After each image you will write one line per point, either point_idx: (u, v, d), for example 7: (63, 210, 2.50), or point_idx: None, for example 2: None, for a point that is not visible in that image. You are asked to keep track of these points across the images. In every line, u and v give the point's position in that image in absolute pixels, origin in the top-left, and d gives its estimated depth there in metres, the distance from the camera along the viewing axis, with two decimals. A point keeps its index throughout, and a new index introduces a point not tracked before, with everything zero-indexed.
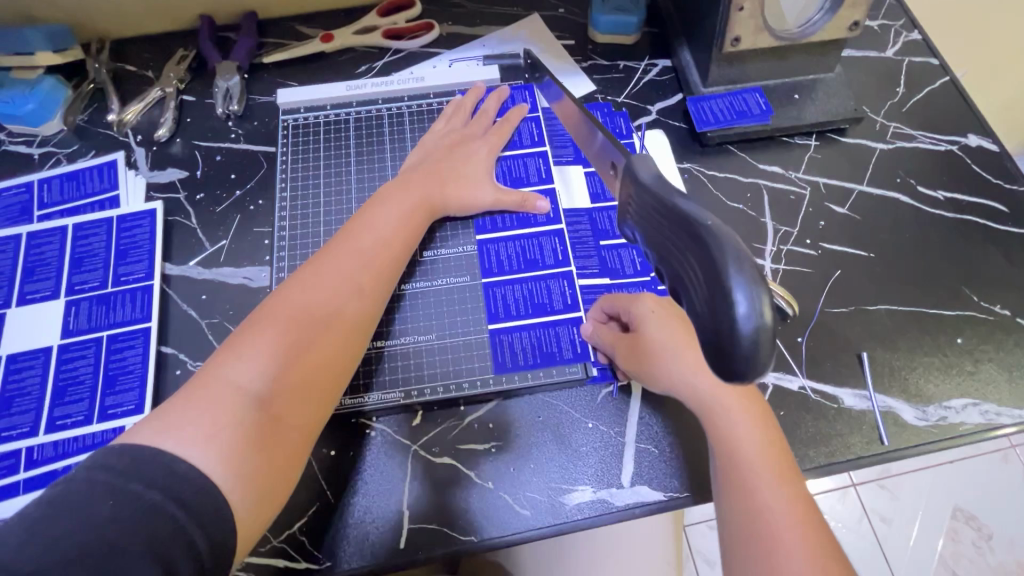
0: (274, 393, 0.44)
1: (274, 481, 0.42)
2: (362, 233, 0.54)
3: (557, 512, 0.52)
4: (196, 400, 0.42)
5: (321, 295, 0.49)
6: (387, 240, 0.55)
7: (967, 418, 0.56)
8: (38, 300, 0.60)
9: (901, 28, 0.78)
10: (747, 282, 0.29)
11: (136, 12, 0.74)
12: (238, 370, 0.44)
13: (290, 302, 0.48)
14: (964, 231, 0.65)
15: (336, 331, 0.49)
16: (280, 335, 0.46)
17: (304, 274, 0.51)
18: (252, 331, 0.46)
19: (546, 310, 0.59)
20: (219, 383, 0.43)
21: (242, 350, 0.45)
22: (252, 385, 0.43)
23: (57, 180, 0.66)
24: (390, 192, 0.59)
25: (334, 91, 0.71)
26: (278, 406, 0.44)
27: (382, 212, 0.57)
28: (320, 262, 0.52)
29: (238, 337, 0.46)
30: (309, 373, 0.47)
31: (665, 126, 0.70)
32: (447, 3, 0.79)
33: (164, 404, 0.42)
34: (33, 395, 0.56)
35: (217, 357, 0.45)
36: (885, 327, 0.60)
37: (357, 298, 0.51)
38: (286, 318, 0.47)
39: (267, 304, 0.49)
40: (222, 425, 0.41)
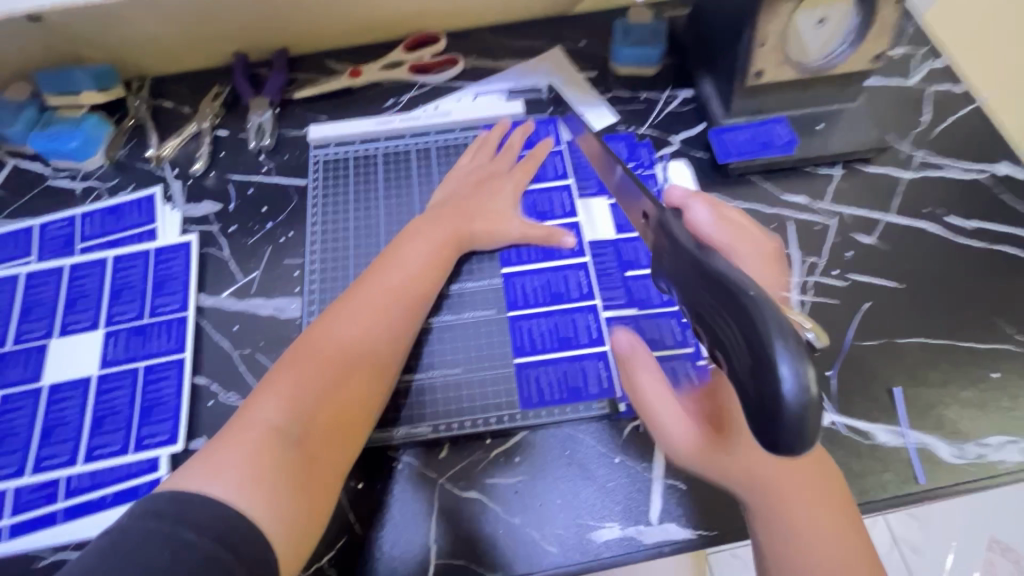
0: (308, 431, 0.45)
1: (310, 518, 0.43)
2: (390, 270, 0.56)
3: (584, 549, 0.51)
4: (236, 439, 0.43)
5: (349, 335, 0.51)
6: (414, 277, 0.56)
7: (1006, 456, 0.54)
8: (79, 331, 0.62)
9: (924, 55, 0.78)
10: (791, 356, 0.32)
11: (175, 51, 0.77)
12: (273, 411, 0.45)
13: (323, 341, 0.50)
14: (996, 261, 0.64)
15: (366, 368, 0.50)
16: (314, 373, 0.48)
17: (333, 312, 0.52)
18: (285, 372, 0.48)
19: (571, 344, 0.59)
20: (255, 425, 0.44)
21: (277, 391, 0.46)
22: (287, 424, 0.45)
23: (98, 214, 0.69)
24: (417, 229, 0.61)
25: (363, 126, 0.73)
26: (311, 443, 0.45)
27: (409, 249, 0.58)
28: (348, 302, 0.53)
29: (271, 378, 0.48)
30: (340, 411, 0.48)
31: (688, 157, 0.71)
32: (471, 37, 0.81)
33: (205, 446, 0.44)
34: (73, 424, 0.57)
35: (252, 399, 0.46)
36: (918, 361, 0.59)
37: (385, 335, 0.52)
38: (317, 358, 0.48)
39: (298, 343, 0.50)
40: (259, 465, 0.42)
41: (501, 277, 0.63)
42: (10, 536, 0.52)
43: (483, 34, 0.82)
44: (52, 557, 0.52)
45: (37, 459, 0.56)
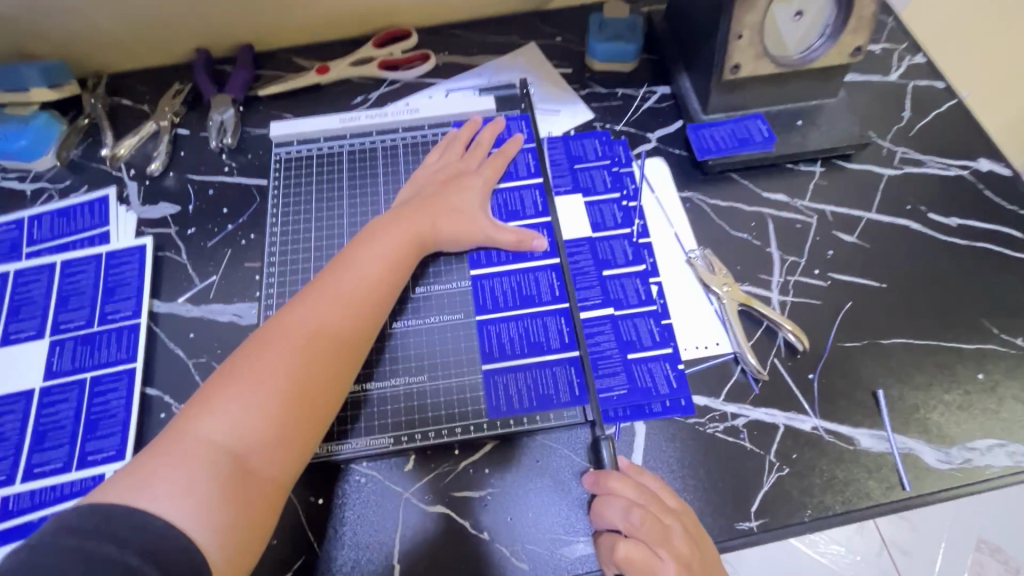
0: (250, 442, 0.43)
1: (249, 534, 0.41)
2: (346, 271, 0.53)
3: (556, 565, 0.49)
4: (170, 451, 0.41)
5: (299, 341, 0.47)
6: (372, 278, 0.53)
7: (993, 461, 0.52)
8: (23, 340, 0.59)
9: (904, 51, 0.76)
10: None
11: (133, 47, 0.74)
12: (213, 424, 0.42)
13: (270, 345, 0.47)
14: (979, 259, 0.62)
15: (316, 375, 0.47)
16: (258, 379, 0.45)
17: (283, 318, 0.49)
18: (227, 380, 0.45)
19: (542, 348, 0.57)
20: (191, 439, 0.42)
21: (219, 398, 0.44)
22: (227, 435, 0.42)
23: (48, 217, 0.66)
24: (376, 229, 0.58)
25: (328, 123, 0.70)
26: (253, 458, 0.43)
27: (367, 250, 0.55)
28: (299, 306, 0.50)
29: (212, 387, 0.45)
30: (286, 422, 0.45)
31: (665, 154, 0.69)
32: (443, 33, 0.79)
33: (136, 461, 0.41)
34: (12, 440, 0.54)
35: (190, 410, 0.43)
36: (902, 363, 0.57)
37: (339, 340, 0.49)
38: (263, 366, 0.45)
39: (243, 349, 0.47)
40: (194, 482, 0.40)
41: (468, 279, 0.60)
42: None
43: (456, 30, 0.79)
44: None
45: None
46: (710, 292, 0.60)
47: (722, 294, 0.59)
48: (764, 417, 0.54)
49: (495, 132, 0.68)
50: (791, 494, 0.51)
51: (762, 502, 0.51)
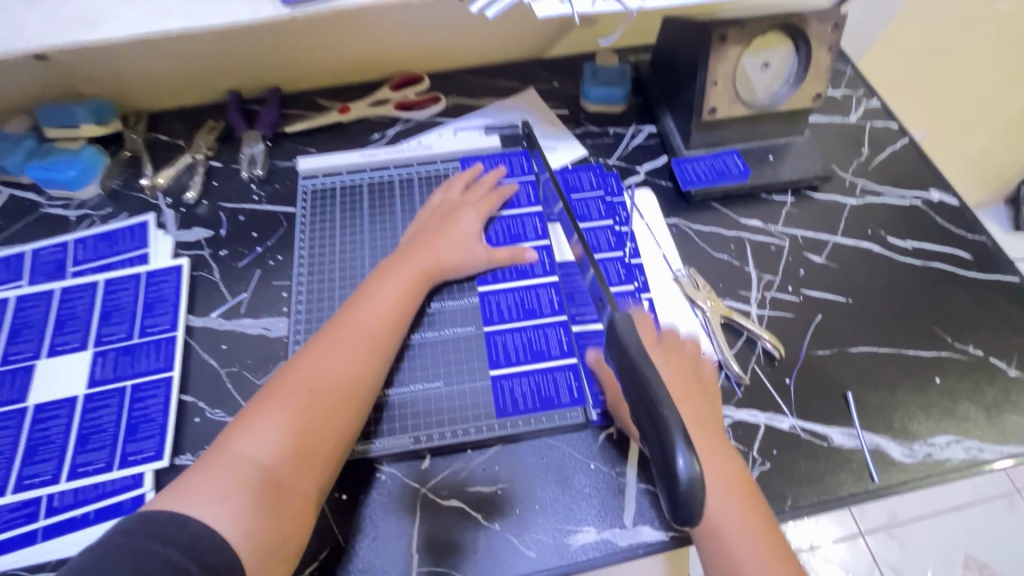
0: (281, 458, 0.48)
1: (280, 540, 0.45)
2: (364, 305, 0.59)
3: (562, 553, 0.53)
4: (212, 466, 0.46)
5: (323, 369, 0.53)
6: (387, 310, 0.59)
7: (951, 454, 0.58)
8: (67, 351, 0.64)
9: (861, 96, 0.86)
10: (686, 448, 0.36)
11: (172, 88, 0.82)
12: (250, 443, 0.48)
13: (298, 372, 0.52)
14: (933, 277, 0.70)
15: (338, 399, 0.52)
16: (288, 402, 0.50)
17: (309, 349, 0.54)
18: (262, 404, 0.50)
19: (544, 356, 0.63)
20: (230, 455, 0.47)
21: (255, 420, 0.49)
22: (262, 452, 0.47)
23: (91, 239, 0.72)
24: (390, 265, 0.64)
25: (349, 158, 0.77)
26: (284, 473, 0.47)
27: (380, 284, 0.61)
28: (323, 337, 0.56)
29: (249, 411, 0.50)
30: (313, 441, 0.50)
31: (653, 185, 0.77)
32: (452, 78, 0.88)
33: (183, 476, 0.46)
34: (57, 443, 0.58)
35: (229, 431, 0.49)
36: (869, 368, 0.63)
37: (358, 368, 0.54)
38: (292, 391, 0.51)
39: (276, 377, 0.53)
40: (233, 495, 0.44)
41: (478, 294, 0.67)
42: None
43: (463, 75, 0.89)
44: None
45: (19, 478, 0.56)
46: (696, 306, 0.66)
47: (706, 308, 0.65)
48: (747, 417, 0.60)
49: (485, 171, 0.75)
50: (773, 486, 0.56)
51: None
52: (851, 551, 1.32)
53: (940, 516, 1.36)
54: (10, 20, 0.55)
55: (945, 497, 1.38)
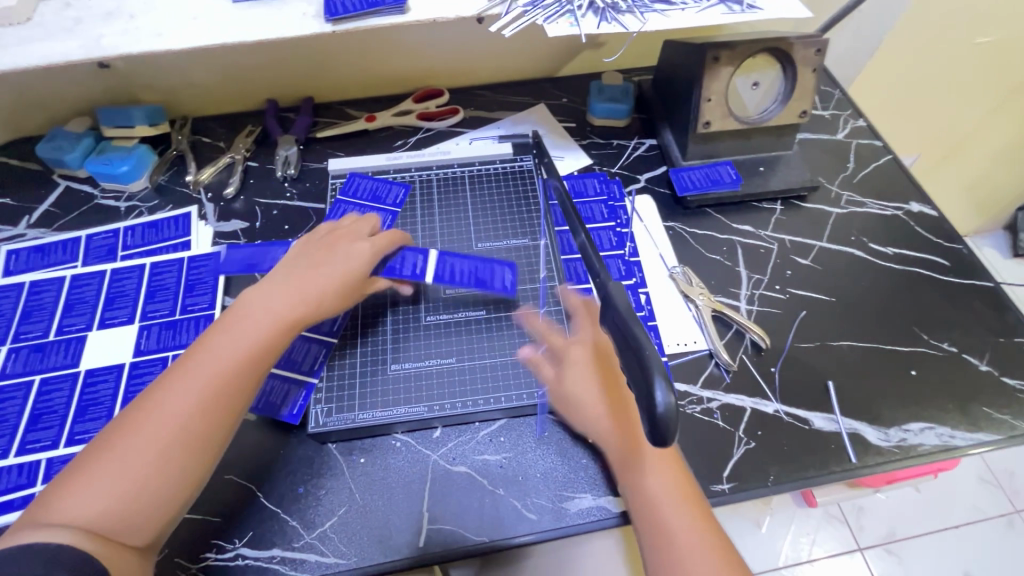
0: (111, 511, 0.46)
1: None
2: (229, 338, 0.54)
3: (559, 516, 0.58)
4: (40, 521, 0.45)
5: (160, 415, 0.50)
6: (246, 342, 0.55)
7: (924, 440, 0.63)
8: (116, 324, 0.70)
9: (848, 116, 0.93)
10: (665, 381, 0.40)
11: (217, 96, 0.91)
12: (77, 495, 0.46)
13: (141, 418, 0.50)
14: (911, 280, 0.75)
15: (183, 440, 0.50)
16: (122, 453, 0.48)
17: (158, 391, 0.51)
18: (92, 458, 0.48)
19: (294, 366, 0.64)
20: (56, 514, 0.45)
21: (85, 476, 0.47)
22: (89, 507, 0.46)
23: (140, 227, 0.79)
24: (260, 299, 0.58)
25: (375, 161, 0.84)
26: (120, 521, 0.46)
27: (248, 318, 0.56)
28: (178, 378, 0.52)
29: (78, 467, 0.48)
30: (152, 486, 0.48)
31: (652, 192, 0.84)
32: (470, 93, 0.96)
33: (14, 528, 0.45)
34: (105, 404, 0.64)
35: (59, 489, 0.47)
36: (849, 360, 0.68)
37: (202, 407, 0.51)
38: (133, 435, 0.49)
39: (117, 426, 0.50)
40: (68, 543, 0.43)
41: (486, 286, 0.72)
42: None
43: (480, 90, 0.97)
44: None
45: (71, 433, 0.62)
46: (689, 301, 0.72)
47: (698, 301, 0.71)
48: (734, 401, 0.65)
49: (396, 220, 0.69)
50: (757, 463, 0.61)
51: (733, 469, 0.61)
52: (849, 565, 1.33)
53: (937, 533, 1.37)
54: (92, 32, 0.63)
55: (942, 514, 1.40)
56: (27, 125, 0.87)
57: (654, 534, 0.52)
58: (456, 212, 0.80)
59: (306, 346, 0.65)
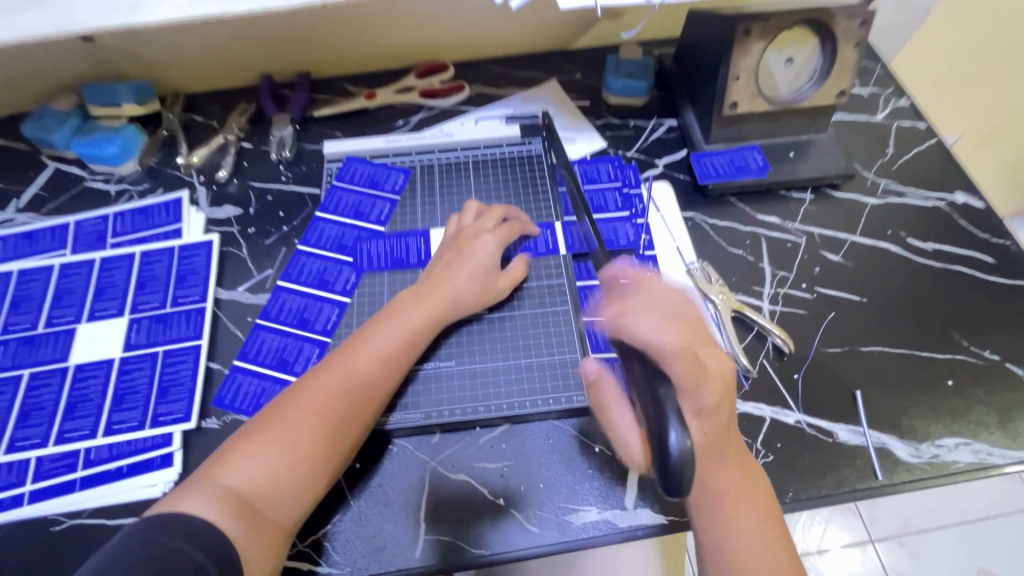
0: (265, 487, 0.49)
1: (260, 556, 0.46)
2: (382, 333, 0.58)
3: (563, 529, 0.55)
4: (199, 487, 0.47)
5: (316, 399, 0.52)
6: (400, 339, 0.58)
7: (959, 457, 0.58)
8: (105, 316, 0.68)
9: (890, 95, 0.85)
10: (679, 424, 0.39)
11: (209, 71, 0.85)
12: (236, 468, 0.49)
13: (298, 400, 0.52)
14: (952, 280, 0.69)
15: (333, 426, 0.52)
16: (280, 433, 0.51)
17: (313, 377, 0.54)
18: (252, 433, 0.51)
19: (287, 367, 0.62)
20: (217, 482, 0.47)
21: (244, 451, 0.50)
22: (249, 480, 0.48)
23: (130, 213, 0.75)
24: (407, 298, 0.61)
25: (373, 143, 0.79)
26: (267, 500, 0.48)
27: (402, 314, 0.59)
28: (334, 363, 0.55)
29: (234, 442, 0.51)
30: (298, 469, 0.50)
31: (671, 178, 0.78)
32: (477, 67, 0.90)
33: (174, 490, 0.48)
34: (94, 401, 0.62)
35: (215, 461, 0.49)
36: (879, 367, 0.63)
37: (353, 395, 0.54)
38: (286, 418, 0.51)
39: (274, 406, 0.52)
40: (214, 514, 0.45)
41: (525, 283, 0.68)
42: (31, 500, 0.57)
43: (488, 65, 0.90)
44: (66, 522, 0.56)
45: (60, 431, 0.60)
46: (707, 300, 0.67)
47: (717, 301, 0.66)
48: (753, 410, 0.61)
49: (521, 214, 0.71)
50: (775, 478, 0.57)
51: None
52: (861, 558, 1.31)
53: (954, 528, 1.34)
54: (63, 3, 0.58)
55: (961, 510, 1.36)
56: (12, 101, 0.83)
57: (710, 513, 0.47)
58: (458, 200, 0.75)
59: (299, 346, 0.63)
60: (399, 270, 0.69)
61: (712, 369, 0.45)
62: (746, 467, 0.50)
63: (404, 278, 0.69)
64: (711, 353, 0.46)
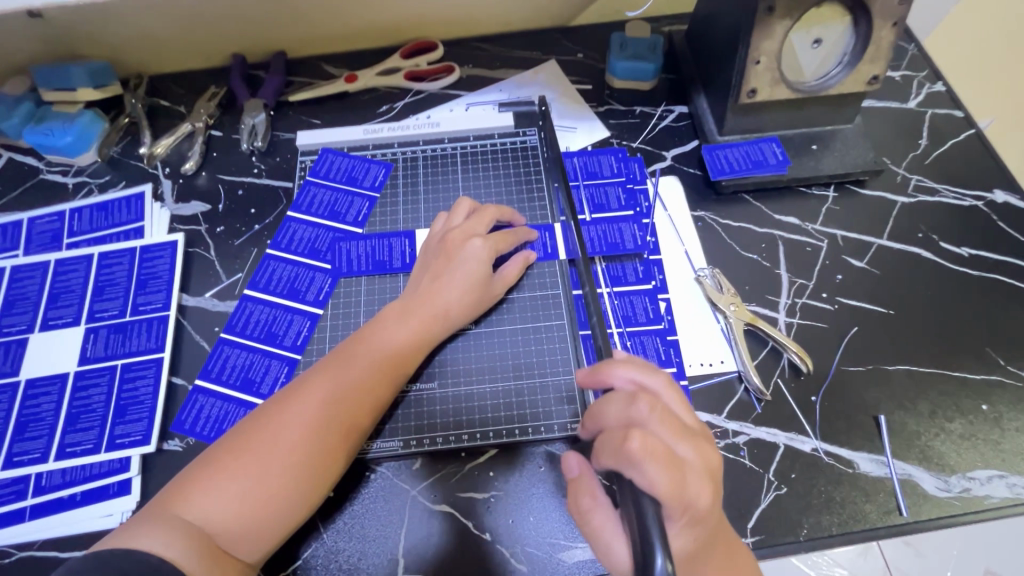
0: (231, 523, 0.43)
1: None
2: (364, 350, 0.52)
3: (554, 569, 0.50)
4: (155, 521, 0.41)
5: (287, 425, 0.46)
6: (383, 357, 0.52)
7: (992, 491, 0.53)
8: (60, 326, 0.62)
9: (924, 80, 0.77)
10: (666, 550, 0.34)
11: (174, 50, 0.78)
12: (199, 501, 0.43)
13: (270, 424, 0.46)
14: (989, 290, 0.62)
15: (310, 454, 0.46)
16: (247, 462, 0.44)
17: (286, 398, 0.48)
18: (216, 462, 0.44)
19: (252, 388, 0.58)
20: (176, 517, 0.41)
21: (208, 482, 0.43)
22: (213, 517, 0.42)
23: (88, 210, 0.69)
24: (393, 311, 0.55)
25: (352, 134, 0.72)
26: (234, 539, 0.43)
27: (386, 330, 0.54)
28: (310, 383, 0.49)
29: (195, 471, 0.44)
30: (272, 504, 0.44)
31: (680, 172, 0.70)
32: (468, 46, 0.82)
33: (124, 523, 0.42)
34: (47, 420, 0.57)
35: (174, 492, 0.43)
36: (906, 388, 0.57)
37: (332, 419, 0.48)
38: (256, 447, 0.45)
39: (242, 430, 0.46)
40: (174, 551, 0.39)
41: (516, 294, 0.63)
42: None
43: (480, 43, 0.82)
44: (14, 556, 0.51)
45: (9, 454, 0.55)
46: (717, 311, 0.61)
47: (728, 313, 0.60)
48: (765, 436, 0.55)
49: (516, 216, 0.64)
50: (789, 514, 0.52)
51: (759, 519, 0.52)
52: None
53: None
54: None
55: None
56: None
57: None
58: (445, 198, 0.69)
59: (266, 364, 0.59)
60: (381, 273, 0.64)
61: (694, 463, 0.41)
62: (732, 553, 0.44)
63: (383, 282, 0.63)
64: (693, 446, 0.41)
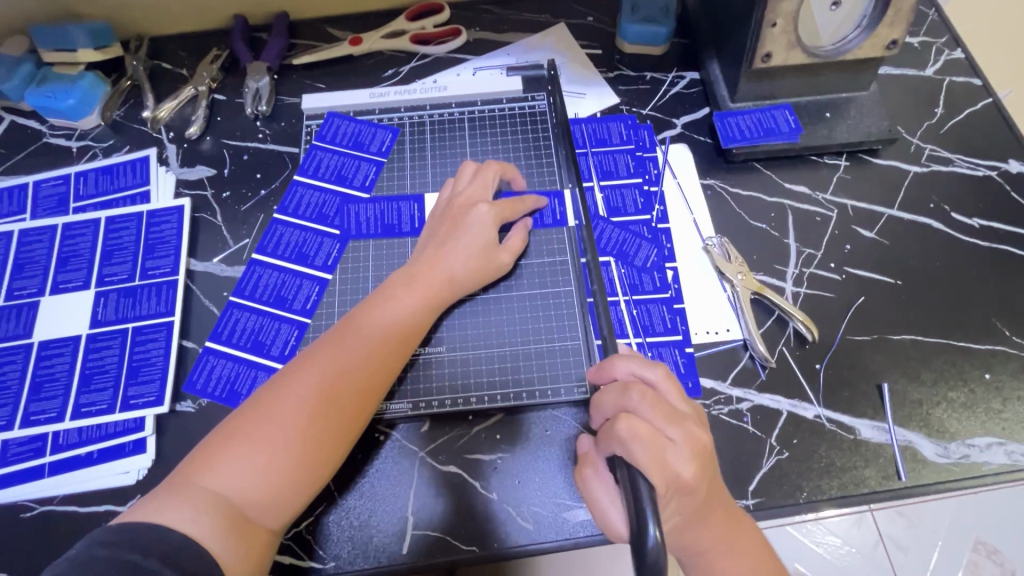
0: (252, 492, 0.44)
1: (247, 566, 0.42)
2: (372, 319, 0.52)
3: (559, 527, 0.52)
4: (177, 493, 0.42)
5: (298, 394, 0.47)
6: (392, 325, 0.52)
7: (991, 458, 0.54)
8: (70, 290, 0.62)
9: (943, 46, 0.75)
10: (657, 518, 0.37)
11: (174, 11, 0.76)
12: (218, 472, 0.44)
13: (283, 394, 0.47)
14: (999, 262, 0.62)
15: (324, 421, 0.47)
16: (263, 431, 0.45)
17: (298, 368, 0.49)
18: (231, 434, 0.45)
19: (262, 350, 0.58)
20: (196, 488, 0.43)
21: (226, 453, 0.44)
22: (233, 486, 0.43)
23: (93, 173, 0.69)
24: (400, 281, 0.55)
25: (357, 98, 0.71)
26: (258, 505, 0.44)
27: (394, 299, 0.54)
28: (320, 353, 0.49)
29: (213, 442, 0.45)
30: (291, 472, 0.45)
31: (690, 140, 0.69)
32: (474, 8, 0.80)
33: (149, 494, 0.43)
34: (62, 380, 0.58)
35: (194, 463, 0.44)
36: (910, 357, 0.58)
37: (342, 387, 0.48)
38: (271, 417, 0.46)
39: (256, 401, 0.47)
40: (198, 525, 0.41)
41: (524, 261, 0.63)
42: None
43: (487, 6, 0.80)
44: (37, 509, 0.53)
45: (27, 413, 0.56)
46: (724, 280, 0.61)
47: (735, 281, 0.60)
48: (768, 403, 0.56)
49: (518, 176, 0.64)
50: (789, 478, 0.53)
51: (760, 483, 0.53)
52: None
53: None
54: None
55: None
56: None
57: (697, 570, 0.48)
58: (452, 164, 0.68)
59: (276, 327, 0.59)
60: (390, 237, 0.64)
61: (682, 444, 0.44)
62: (737, 520, 0.47)
63: (391, 245, 0.63)
64: (682, 429, 0.44)
